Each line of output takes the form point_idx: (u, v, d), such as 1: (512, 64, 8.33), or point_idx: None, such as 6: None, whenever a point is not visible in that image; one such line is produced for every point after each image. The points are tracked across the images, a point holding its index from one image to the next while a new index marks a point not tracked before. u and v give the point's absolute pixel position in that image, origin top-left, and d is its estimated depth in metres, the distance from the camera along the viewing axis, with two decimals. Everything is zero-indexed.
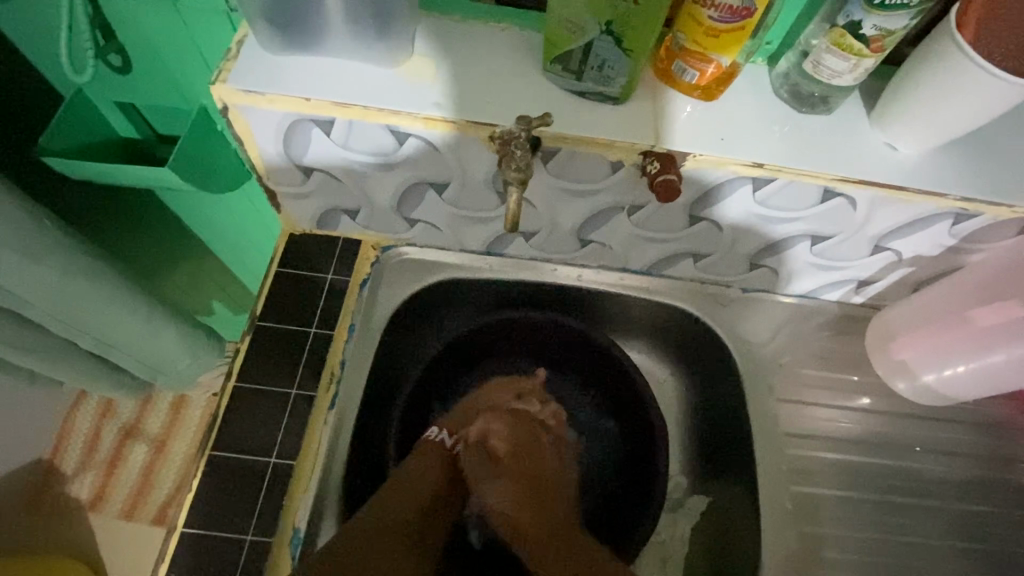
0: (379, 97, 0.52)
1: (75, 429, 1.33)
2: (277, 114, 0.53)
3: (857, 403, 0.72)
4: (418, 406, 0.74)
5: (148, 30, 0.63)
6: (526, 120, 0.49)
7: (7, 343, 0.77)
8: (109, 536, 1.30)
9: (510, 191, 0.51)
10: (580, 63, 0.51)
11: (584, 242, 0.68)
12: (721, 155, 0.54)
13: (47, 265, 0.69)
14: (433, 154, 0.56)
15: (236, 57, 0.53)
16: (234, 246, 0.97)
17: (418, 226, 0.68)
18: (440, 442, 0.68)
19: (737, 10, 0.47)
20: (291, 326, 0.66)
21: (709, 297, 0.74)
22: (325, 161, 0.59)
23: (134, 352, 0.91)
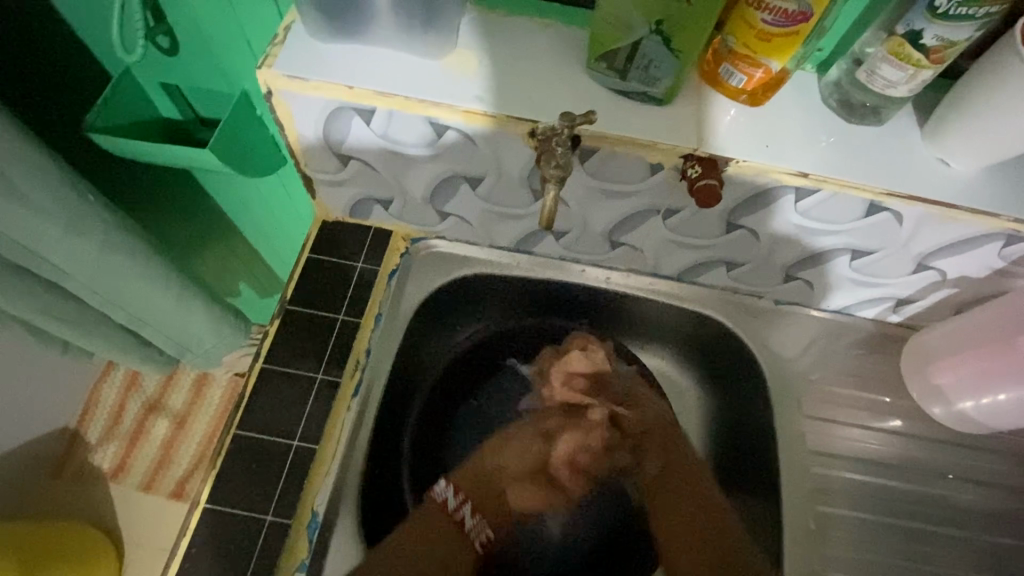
0: (422, 89, 0.52)
1: (101, 401, 1.38)
2: (320, 102, 0.54)
3: (888, 424, 0.70)
4: (431, 420, 0.74)
5: (197, 14, 0.64)
6: (570, 117, 0.48)
7: (47, 312, 0.79)
8: (127, 506, 1.34)
9: (548, 188, 0.51)
10: (626, 62, 0.51)
11: (615, 245, 0.68)
12: (766, 162, 0.52)
13: (88, 237, 0.70)
14: (470, 147, 0.56)
15: (283, 42, 0.53)
16: (266, 231, 0.99)
17: (450, 219, 0.69)
18: (444, 503, 0.64)
19: (792, 14, 0.46)
20: (320, 313, 0.67)
21: (741, 307, 0.73)
22: (364, 150, 0.59)
23: (165, 328, 0.93)
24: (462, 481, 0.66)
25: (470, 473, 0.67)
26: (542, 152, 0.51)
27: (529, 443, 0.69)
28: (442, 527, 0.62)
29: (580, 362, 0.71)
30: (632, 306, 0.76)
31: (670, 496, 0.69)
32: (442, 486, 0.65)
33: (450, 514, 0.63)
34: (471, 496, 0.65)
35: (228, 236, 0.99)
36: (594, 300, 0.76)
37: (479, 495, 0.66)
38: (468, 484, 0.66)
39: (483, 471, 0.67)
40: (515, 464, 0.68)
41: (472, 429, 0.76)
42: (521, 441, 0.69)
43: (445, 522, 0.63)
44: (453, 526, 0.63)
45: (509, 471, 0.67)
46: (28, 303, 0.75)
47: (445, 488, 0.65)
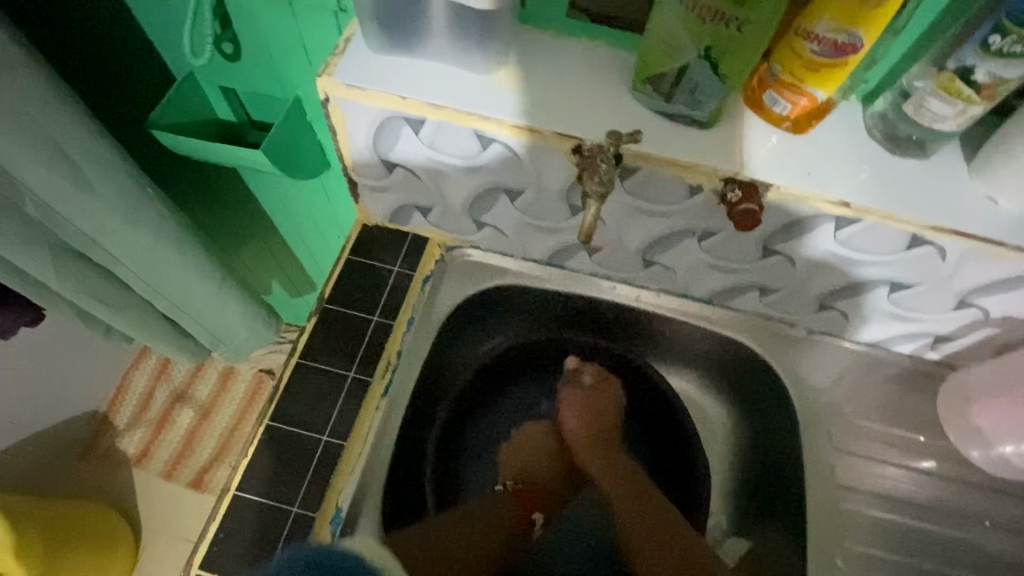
0: (472, 102, 0.54)
1: (132, 387, 1.43)
2: (373, 110, 0.56)
3: (920, 462, 0.68)
4: (452, 425, 0.76)
5: (262, 24, 0.68)
6: (617, 136, 0.51)
7: (98, 298, 0.82)
8: (149, 493, 1.38)
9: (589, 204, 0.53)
10: (672, 85, 0.51)
11: (648, 264, 0.68)
12: (806, 189, 0.53)
13: (140, 228, 0.73)
14: (513, 161, 0.58)
15: (342, 52, 0.56)
16: (301, 232, 1.01)
17: (486, 230, 0.70)
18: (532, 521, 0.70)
19: (842, 45, 0.47)
20: (355, 312, 0.69)
21: (771, 334, 0.72)
22: (410, 158, 0.61)
23: (203, 320, 0.96)
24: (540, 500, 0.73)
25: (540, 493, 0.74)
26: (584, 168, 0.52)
27: (551, 461, 0.76)
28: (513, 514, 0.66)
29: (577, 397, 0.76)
30: (659, 326, 0.76)
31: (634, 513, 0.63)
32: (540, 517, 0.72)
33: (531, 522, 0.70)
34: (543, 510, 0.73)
35: (268, 236, 1.02)
36: (621, 317, 0.76)
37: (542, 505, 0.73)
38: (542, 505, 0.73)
39: (546, 479, 0.75)
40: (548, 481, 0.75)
41: (485, 437, 0.79)
42: (544, 452, 0.76)
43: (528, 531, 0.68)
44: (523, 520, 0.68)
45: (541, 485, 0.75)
46: (80, 287, 0.79)
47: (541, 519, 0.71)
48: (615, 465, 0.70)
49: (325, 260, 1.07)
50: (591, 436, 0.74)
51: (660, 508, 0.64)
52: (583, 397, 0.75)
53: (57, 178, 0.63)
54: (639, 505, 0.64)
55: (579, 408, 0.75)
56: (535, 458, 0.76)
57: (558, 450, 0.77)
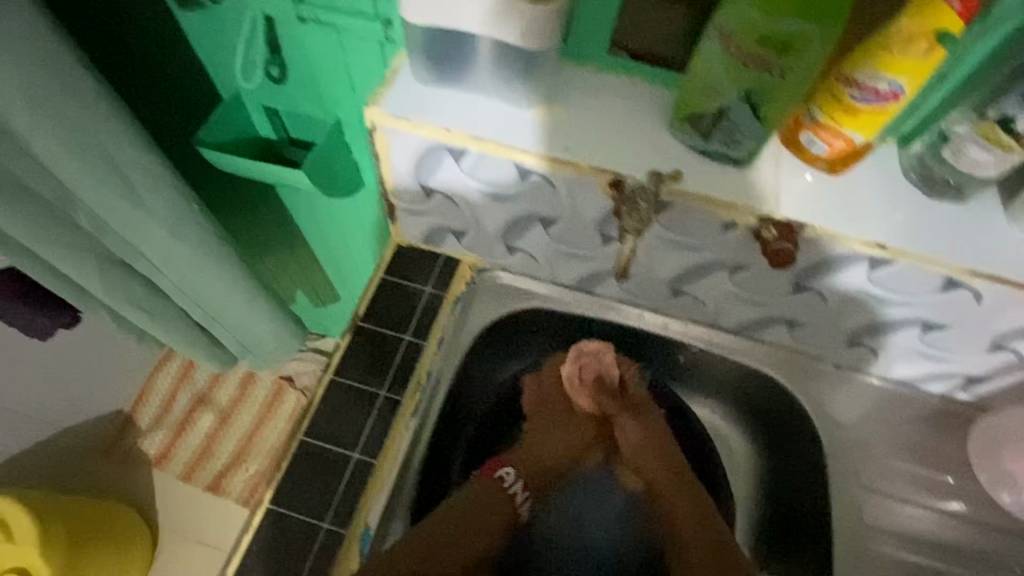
0: (514, 136, 0.56)
1: (156, 388, 1.46)
2: (417, 139, 0.58)
3: (949, 504, 0.67)
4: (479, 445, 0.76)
5: (310, 52, 0.70)
6: (658, 177, 0.53)
7: (138, 305, 0.85)
8: (168, 494, 1.40)
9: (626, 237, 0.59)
10: (710, 125, 0.52)
11: (678, 294, 0.69)
12: (841, 230, 0.53)
13: (185, 242, 0.76)
14: (549, 191, 0.59)
15: (390, 84, 0.58)
16: (330, 245, 1.04)
17: (518, 254, 0.72)
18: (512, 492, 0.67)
19: (883, 93, 0.47)
20: (387, 330, 0.71)
21: (799, 368, 0.72)
22: (448, 185, 0.63)
23: (234, 329, 0.98)
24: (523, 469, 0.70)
25: (535, 467, 0.71)
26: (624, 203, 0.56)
27: (574, 431, 0.73)
28: (503, 506, 0.66)
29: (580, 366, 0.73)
30: (685, 355, 0.77)
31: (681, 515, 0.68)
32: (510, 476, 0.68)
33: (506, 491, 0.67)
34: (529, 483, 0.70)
35: (299, 250, 1.05)
36: (646, 346, 0.77)
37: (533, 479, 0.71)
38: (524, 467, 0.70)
39: (540, 451, 0.72)
40: (557, 450, 0.72)
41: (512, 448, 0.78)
42: (577, 429, 0.74)
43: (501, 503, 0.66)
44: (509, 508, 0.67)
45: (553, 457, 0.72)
46: (120, 293, 0.82)
47: (511, 476, 0.68)
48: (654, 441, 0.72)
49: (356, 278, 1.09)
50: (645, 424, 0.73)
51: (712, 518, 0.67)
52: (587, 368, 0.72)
53: (109, 192, 0.66)
54: (694, 505, 0.68)
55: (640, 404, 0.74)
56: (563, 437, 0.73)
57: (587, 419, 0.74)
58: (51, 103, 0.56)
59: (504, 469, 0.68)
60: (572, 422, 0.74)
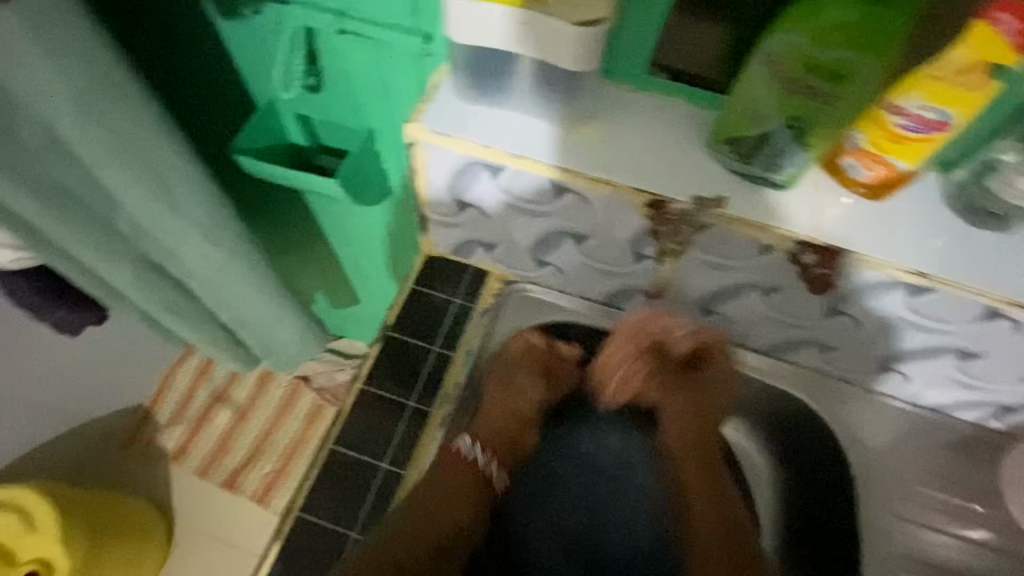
0: (552, 153, 0.56)
1: (174, 384, 1.46)
2: (456, 155, 0.58)
3: (964, 532, 0.67)
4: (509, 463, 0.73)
5: (349, 64, 0.72)
6: (702, 202, 0.53)
7: (168, 307, 0.86)
8: (184, 490, 1.41)
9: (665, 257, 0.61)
10: (752, 149, 0.52)
11: (708, 312, 0.69)
12: (882, 257, 0.53)
13: (218, 247, 0.77)
14: (584, 208, 0.59)
15: (431, 100, 0.59)
16: (354, 253, 1.04)
17: (547, 268, 0.72)
18: (472, 460, 0.64)
19: (930, 121, 0.47)
20: (418, 342, 0.75)
21: (828, 390, 0.72)
22: (484, 200, 0.64)
23: (259, 331, 0.99)
24: (490, 438, 0.65)
25: (499, 429, 0.65)
26: (671, 224, 0.56)
27: (530, 388, 0.67)
28: (466, 486, 0.63)
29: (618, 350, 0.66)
30: None
31: (708, 514, 0.62)
32: (466, 442, 0.64)
33: (475, 468, 0.64)
34: (498, 453, 0.65)
35: (323, 255, 1.06)
36: None
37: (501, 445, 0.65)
38: (487, 437, 0.66)
39: (505, 407, 0.66)
40: (518, 409, 0.66)
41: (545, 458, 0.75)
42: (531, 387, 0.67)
43: (472, 479, 0.63)
44: (475, 482, 0.63)
45: (524, 416, 0.67)
46: (152, 295, 0.83)
47: (469, 445, 0.64)
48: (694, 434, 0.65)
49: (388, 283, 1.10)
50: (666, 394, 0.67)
51: (729, 505, 0.63)
52: (620, 348, 0.66)
53: (149, 198, 0.67)
54: (717, 504, 0.62)
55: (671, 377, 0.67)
56: (526, 395, 0.67)
57: (557, 367, 0.69)
58: (99, 111, 0.57)
59: (460, 440, 0.65)
60: (541, 378, 0.68)
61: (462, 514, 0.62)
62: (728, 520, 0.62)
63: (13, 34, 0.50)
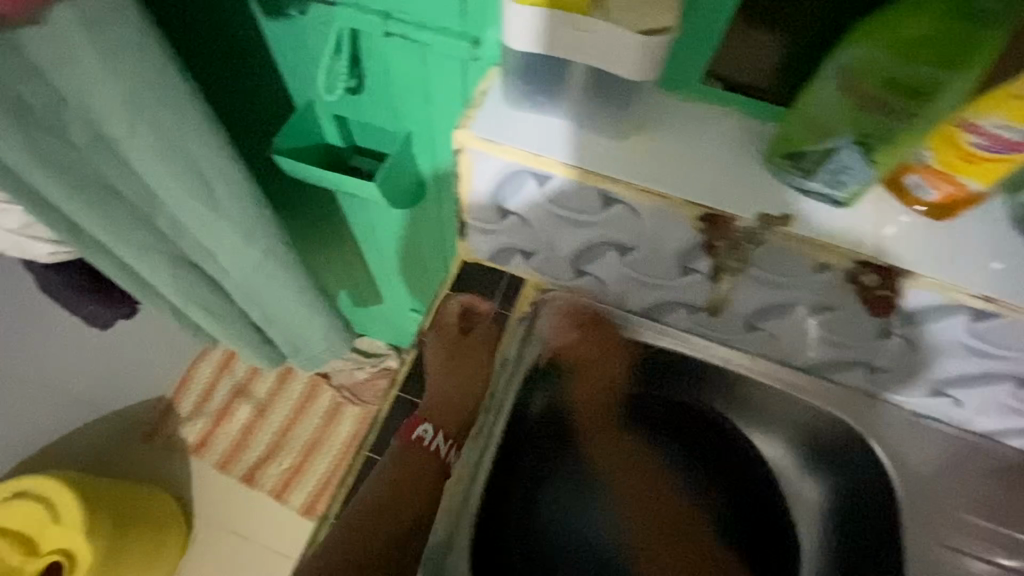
0: (603, 163, 0.55)
1: (196, 377, 1.47)
2: (502, 163, 0.57)
3: (1014, 565, 0.66)
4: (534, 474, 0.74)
5: (391, 67, 0.71)
6: (768, 219, 0.51)
7: (200, 304, 0.86)
8: (203, 483, 1.41)
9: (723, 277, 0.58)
10: (814, 164, 0.50)
11: (752, 327, 0.68)
12: (946, 280, 0.51)
13: (254, 247, 0.76)
14: (632, 219, 0.58)
15: (479, 106, 0.58)
16: (383, 254, 1.04)
17: (586, 278, 0.71)
18: (435, 449, 0.72)
19: (1009, 142, 0.43)
20: (461, 348, 0.76)
21: (872, 412, 0.70)
22: (527, 208, 0.62)
23: (287, 330, 0.99)
24: (444, 422, 0.74)
25: (446, 408, 0.75)
26: (728, 244, 0.54)
27: (465, 367, 0.76)
28: (423, 468, 0.70)
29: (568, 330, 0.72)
30: (751, 389, 0.75)
31: (664, 513, 0.76)
32: (427, 432, 0.72)
33: (427, 447, 0.71)
34: (450, 430, 0.74)
35: (352, 255, 1.06)
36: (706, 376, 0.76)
37: (449, 423, 0.74)
38: (441, 421, 0.74)
39: (451, 394, 0.75)
40: (459, 386, 0.76)
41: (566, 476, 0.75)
42: (475, 364, 0.77)
43: (426, 459, 0.71)
44: (432, 462, 0.71)
45: (469, 392, 0.76)
46: (187, 292, 0.83)
47: (431, 432, 0.72)
48: (616, 449, 0.77)
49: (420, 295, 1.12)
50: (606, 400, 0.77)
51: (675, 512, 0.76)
52: (585, 343, 0.71)
53: (192, 197, 0.67)
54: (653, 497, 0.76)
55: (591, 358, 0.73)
56: (468, 372, 0.76)
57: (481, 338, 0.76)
58: (150, 112, 0.57)
59: (421, 428, 0.71)
60: (476, 353, 0.76)
61: (419, 502, 0.69)
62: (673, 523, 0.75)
63: (73, 34, 0.50)
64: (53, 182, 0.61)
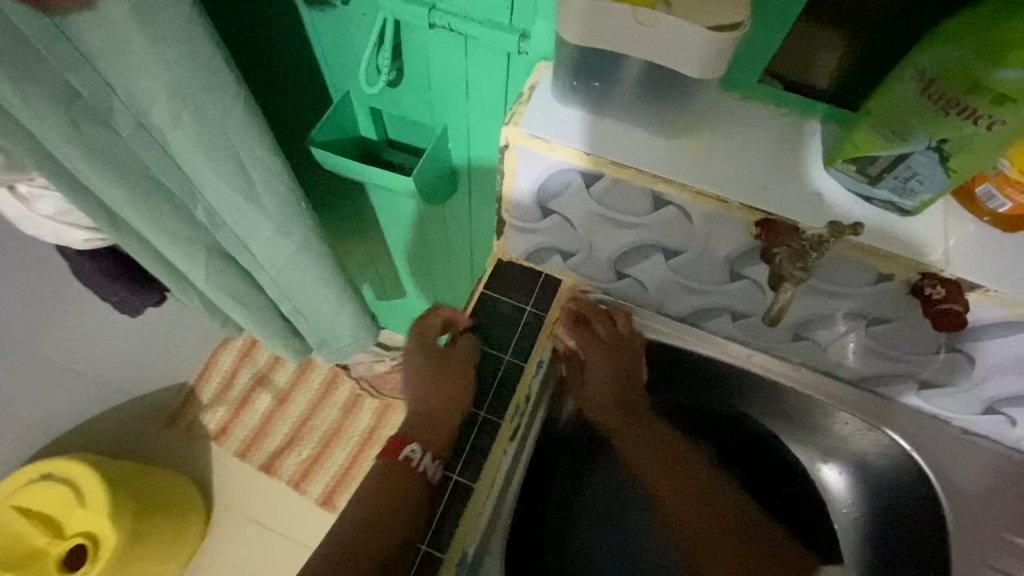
0: (657, 164, 0.53)
1: (218, 364, 1.49)
2: (550, 160, 0.56)
3: None
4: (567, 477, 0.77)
5: (433, 59, 0.69)
6: (838, 228, 0.48)
7: (232, 295, 0.86)
8: (223, 469, 1.43)
9: (784, 287, 0.53)
10: (882, 170, 0.48)
11: (798, 336, 0.66)
12: (1015, 295, 0.49)
13: (289, 240, 0.76)
14: (683, 222, 0.56)
15: (528, 101, 0.56)
16: (410, 247, 1.05)
17: (625, 280, 0.69)
18: (410, 460, 0.71)
19: None
20: (489, 349, 0.70)
21: (917, 427, 0.69)
22: (571, 208, 0.61)
23: (314, 322, 0.99)
24: (429, 441, 0.71)
25: (433, 428, 0.72)
26: (791, 252, 0.50)
27: (448, 380, 0.72)
28: (409, 487, 0.68)
29: (593, 335, 0.72)
30: (788, 397, 0.75)
31: (688, 509, 0.76)
32: (412, 449, 0.71)
33: (413, 466, 0.70)
34: (436, 449, 0.70)
35: (379, 247, 1.06)
36: (744, 382, 0.75)
37: (437, 442, 0.71)
38: (428, 438, 0.72)
39: (433, 412, 0.73)
40: (442, 401, 0.72)
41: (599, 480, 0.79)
42: (456, 376, 0.71)
43: (408, 477, 0.69)
44: (417, 480, 0.69)
45: (451, 409, 0.71)
46: (221, 283, 0.83)
47: (416, 450, 0.71)
48: (655, 436, 0.78)
49: (447, 290, 1.13)
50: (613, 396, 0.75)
51: (703, 484, 0.77)
52: (603, 351, 0.72)
53: (231, 188, 0.67)
54: (685, 482, 0.77)
55: (593, 355, 0.72)
56: (447, 385, 0.72)
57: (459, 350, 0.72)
58: (196, 101, 0.57)
59: (409, 448, 0.71)
60: (450, 364, 0.72)
61: (400, 526, 0.65)
62: (701, 504, 0.76)
63: (124, 21, 0.49)
64: (94, 170, 0.61)
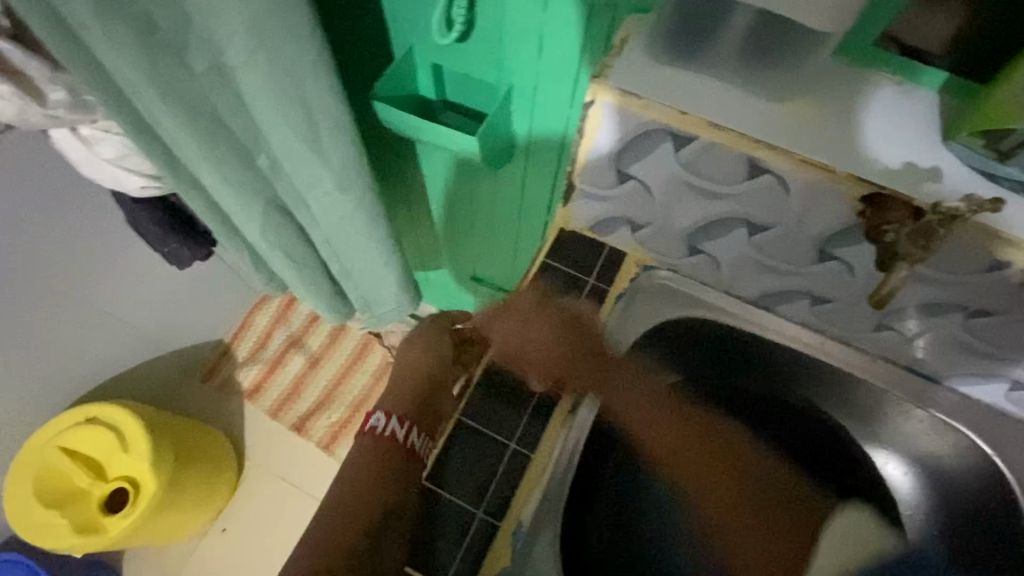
0: (759, 129, 0.49)
1: (254, 323, 1.49)
2: (640, 121, 0.52)
3: None
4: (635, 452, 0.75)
5: (507, 14, 0.65)
6: (977, 202, 0.44)
7: (285, 252, 0.85)
8: (257, 426, 1.45)
9: (897, 266, 0.50)
10: (1016, 146, 0.43)
11: (881, 325, 0.64)
12: None
13: (347, 197, 0.74)
14: (778, 194, 0.53)
15: (619, 54, 0.52)
16: (456, 215, 1.03)
17: (699, 256, 0.66)
18: (392, 435, 0.83)
19: None
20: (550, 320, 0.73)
21: (996, 425, 0.68)
22: (653, 174, 0.58)
23: (361, 285, 0.98)
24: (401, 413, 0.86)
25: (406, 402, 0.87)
26: (916, 229, 0.47)
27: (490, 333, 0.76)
28: (386, 453, 0.83)
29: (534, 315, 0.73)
30: (855, 390, 0.72)
31: None
32: (382, 421, 0.85)
33: (394, 440, 0.83)
34: (411, 419, 0.86)
35: (426, 212, 1.04)
36: (811, 374, 0.73)
37: (418, 415, 0.86)
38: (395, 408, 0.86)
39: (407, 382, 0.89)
40: (411, 381, 0.89)
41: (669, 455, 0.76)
42: (434, 345, 0.92)
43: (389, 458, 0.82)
44: (401, 454, 0.83)
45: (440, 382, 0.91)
46: (274, 237, 0.82)
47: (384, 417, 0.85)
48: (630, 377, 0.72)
49: (492, 262, 1.12)
50: (569, 350, 0.70)
51: None
52: (539, 317, 0.72)
53: (295, 138, 0.65)
54: None
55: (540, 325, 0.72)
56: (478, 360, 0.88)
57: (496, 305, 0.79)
58: (269, 45, 0.54)
59: (376, 418, 0.86)
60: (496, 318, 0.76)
61: (383, 499, 0.79)
62: None
63: None
64: (162, 104, 0.60)
